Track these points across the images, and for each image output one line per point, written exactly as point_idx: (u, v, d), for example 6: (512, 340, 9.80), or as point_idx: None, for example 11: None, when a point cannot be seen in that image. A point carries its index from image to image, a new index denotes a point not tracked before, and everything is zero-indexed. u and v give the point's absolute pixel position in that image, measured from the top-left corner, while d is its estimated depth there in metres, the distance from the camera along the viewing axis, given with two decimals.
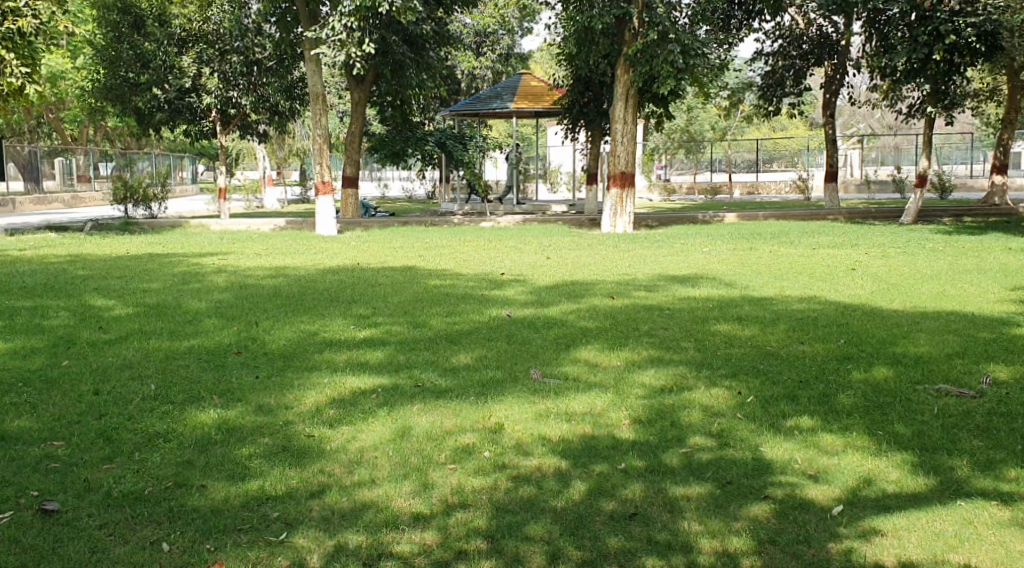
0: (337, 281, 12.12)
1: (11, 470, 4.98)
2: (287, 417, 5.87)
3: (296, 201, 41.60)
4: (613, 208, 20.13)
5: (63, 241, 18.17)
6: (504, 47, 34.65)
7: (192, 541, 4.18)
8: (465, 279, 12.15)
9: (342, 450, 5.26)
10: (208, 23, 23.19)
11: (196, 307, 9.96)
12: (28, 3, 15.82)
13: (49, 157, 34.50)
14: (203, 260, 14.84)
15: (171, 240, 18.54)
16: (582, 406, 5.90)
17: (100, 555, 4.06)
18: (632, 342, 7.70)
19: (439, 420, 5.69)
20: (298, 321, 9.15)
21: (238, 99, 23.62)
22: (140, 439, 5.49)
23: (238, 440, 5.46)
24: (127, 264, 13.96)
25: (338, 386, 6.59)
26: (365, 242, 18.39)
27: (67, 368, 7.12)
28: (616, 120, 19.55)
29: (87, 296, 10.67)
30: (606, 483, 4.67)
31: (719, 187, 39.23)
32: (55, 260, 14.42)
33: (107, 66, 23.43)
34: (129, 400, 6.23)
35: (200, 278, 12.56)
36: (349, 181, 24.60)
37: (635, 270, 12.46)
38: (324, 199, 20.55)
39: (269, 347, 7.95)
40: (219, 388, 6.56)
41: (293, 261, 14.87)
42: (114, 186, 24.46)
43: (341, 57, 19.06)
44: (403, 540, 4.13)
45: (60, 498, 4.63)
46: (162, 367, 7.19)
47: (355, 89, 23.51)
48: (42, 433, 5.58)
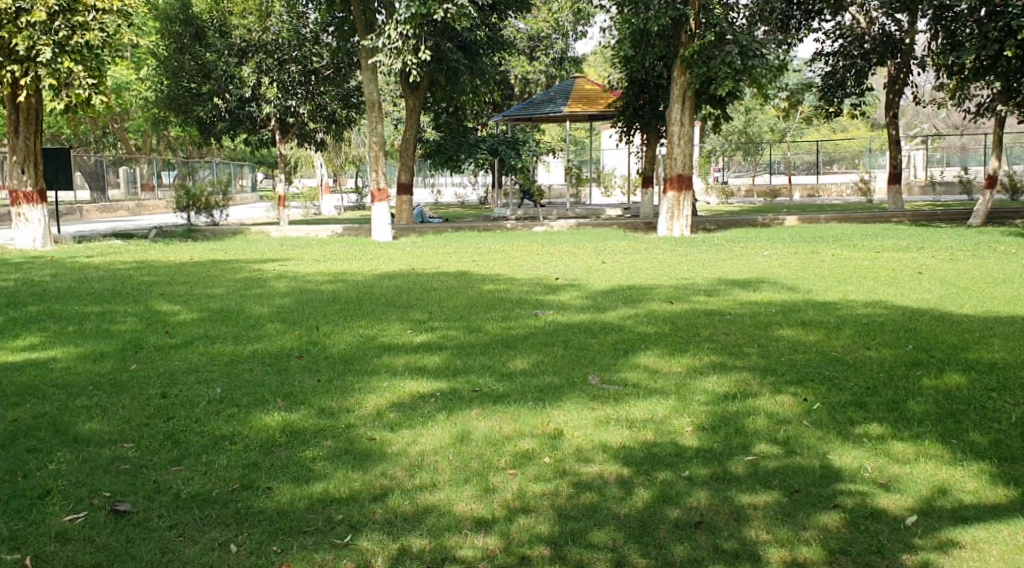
0: (394, 286, 12.28)
1: (84, 472, 5.14)
2: (349, 421, 5.95)
3: (353, 208, 42.23)
4: (669, 211, 19.77)
5: (130, 248, 18.56)
6: (558, 51, 34.52)
7: (259, 543, 4.28)
8: (520, 284, 12.21)
9: (404, 454, 5.31)
10: (267, 33, 23.67)
11: (259, 312, 10.14)
12: (96, 17, 16.58)
13: (114, 166, 35.26)
14: (264, 265, 15.19)
15: (233, 246, 18.89)
16: (644, 412, 5.85)
17: (172, 555, 4.20)
18: (693, 347, 7.62)
19: (499, 425, 5.69)
20: (356, 326, 9.25)
21: (297, 107, 24.00)
22: (207, 442, 5.60)
23: (303, 443, 5.55)
24: (192, 270, 14.25)
25: (397, 391, 6.64)
26: (419, 247, 18.54)
27: (136, 371, 7.31)
28: (672, 122, 19.41)
29: (153, 301, 10.93)
30: (670, 490, 4.62)
31: (778, 191, 38.88)
32: (124, 267, 14.75)
33: (169, 77, 24.12)
34: (196, 403, 6.38)
35: (262, 283, 12.74)
36: (403, 187, 24.86)
37: (694, 275, 12.33)
38: (379, 206, 20.79)
39: (330, 351, 8.07)
40: (281, 391, 6.66)
41: (350, 266, 14.97)
42: (176, 194, 24.92)
43: (398, 65, 19.31)
44: (466, 545, 4.14)
45: (130, 499, 4.79)
46: (228, 370, 7.35)
47: (410, 97, 23.76)
48: (113, 435, 5.74)
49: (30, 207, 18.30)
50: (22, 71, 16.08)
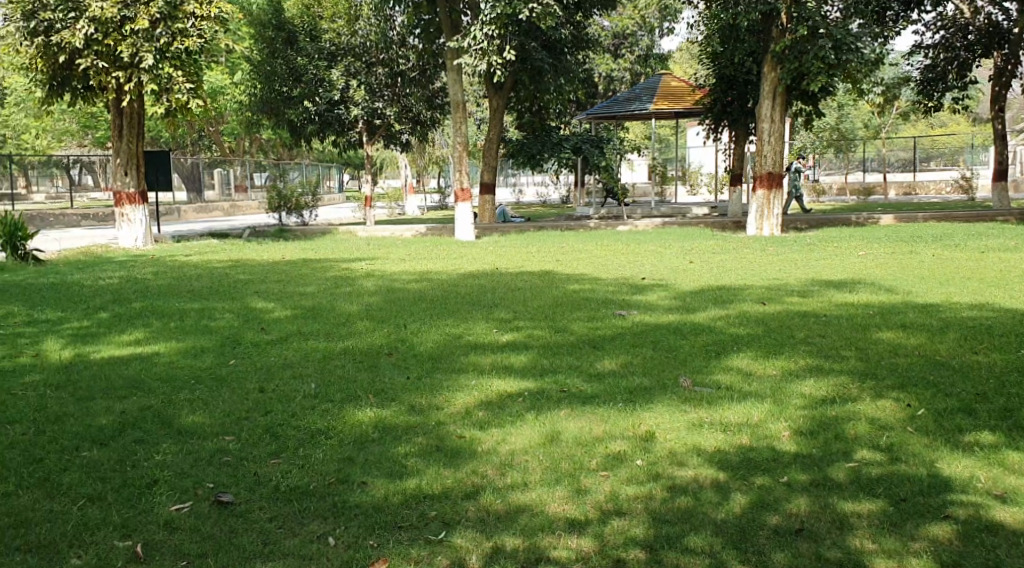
0: (480, 285, 12.37)
1: (188, 463, 5.35)
2: (439, 418, 6.01)
3: (437, 208, 42.68)
4: (759, 211, 19.48)
5: (226, 247, 19.13)
6: (643, 48, 34.21)
7: (356, 537, 4.41)
8: (606, 284, 12.16)
9: (495, 452, 5.34)
10: (356, 37, 24.38)
11: (349, 309, 10.33)
12: (195, 24, 17.12)
13: (209, 169, 36.40)
14: (353, 264, 15.46)
15: (323, 246, 19.23)
16: (738, 415, 5.75)
17: (273, 547, 4.36)
18: (788, 350, 7.46)
19: (589, 426, 5.67)
20: (443, 324, 9.34)
21: (384, 110, 24.34)
22: (303, 436, 5.74)
23: (395, 439, 5.63)
24: (284, 268, 14.61)
25: (485, 389, 6.68)
26: (504, 247, 18.62)
27: (234, 366, 7.53)
28: (762, 119, 19.03)
29: (248, 298, 11.24)
30: (769, 496, 4.53)
31: (873, 188, 37.94)
32: (220, 266, 15.22)
33: (264, 81, 24.56)
34: (292, 398, 6.53)
35: (351, 282, 12.99)
36: (486, 188, 24.98)
37: (787, 275, 12.08)
38: (462, 205, 21.12)
39: (419, 348, 8.16)
40: (373, 388, 6.76)
41: (436, 266, 15.13)
42: (268, 195, 25.59)
43: (483, 66, 19.42)
44: (560, 546, 4.14)
45: (233, 491, 4.98)
46: (320, 366, 7.50)
47: (494, 97, 23.85)
48: (215, 428, 5.93)
49: (133, 208, 19.02)
50: (126, 78, 16.80)
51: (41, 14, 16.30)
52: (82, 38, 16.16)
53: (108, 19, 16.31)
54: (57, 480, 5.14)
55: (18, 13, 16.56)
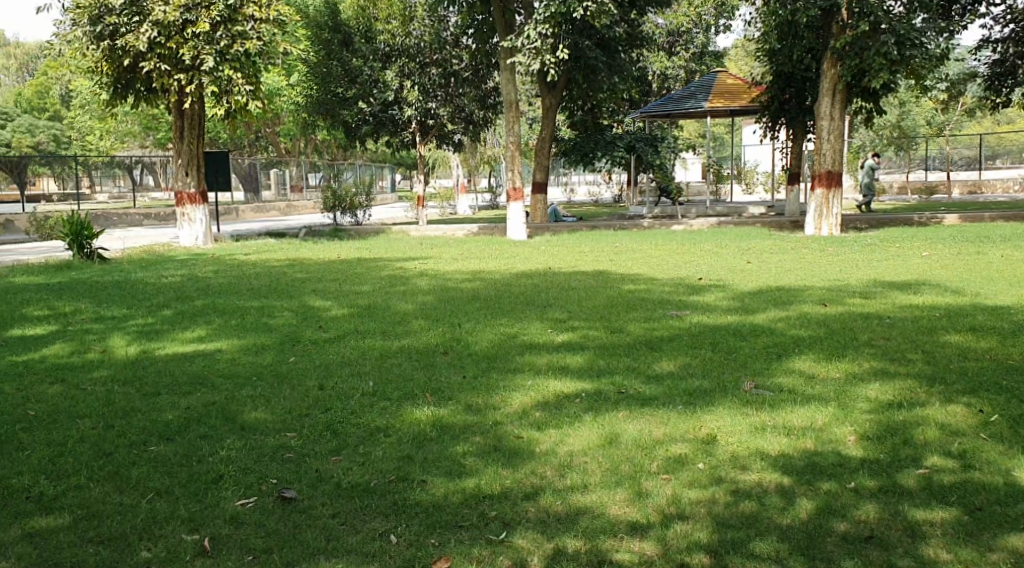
0: (534, 285, 12.37)
1: (252, 458, 5.43)
2: (496, 418, 6.02)
3: (488, 207, 42.76)
4: (817, 210, 19.18)
5: (283, 246, 19.40)
6: (698, 45, 33.88)
7: (418, 535, 4.44)
8: (662, 284, 12.08)
9: (554, 453, 5.33)
10: (411, 38, 24.51)
11: (404, 308, 10.39)
12: (254, 26, 17.42)
13: (266, 169, 36.96)
14: (407, 263, 15.57)
15: (377, 246, 19.33)
16: (802, 419, 5.66)
17: (336, 543, 4.41)
18: (852, 352, 7.32)
19: (649, 428, 5.63)
20: (498, 323, 9.36)
21: (437, 110, 24.70)
22: (362, 434, 5.79)
23: (453, 438, 5.66)
24: (340, 267, 14.77)
25: (542, 390, 6.67)
26: (557, 246, 18.58)
27: (294, 363, 7.63)
28: (821, 117, 18.75)
29: (306, 297, 11.37)
30: (837, 502, 4.45)
31: (935, 187, 37.19)
32: (277, 264, 15.44)
33: (319, 82, 24.87)
34: (351, 395, 6.60)
35: (406, 281, 13.08)
36: (538, 187, 25.00)
37: (848, 276, 11.88)
38: (514, 205, 21.14)
39: (474, 347, 8.18)
40: (430, 386, 6.80)
41: (489, 265, 15.16)
42: (323, 195, 25.92)
43: (536, 64, 19.42)
44: (623, 549, 4.12)
45: (296, 487, 5.05)
46: (377, 364, 7.56)
47: (546, 95, 23.80)
48: (276, 424, 6.01)
49: (193, 208, 19.37)
50: (187, 80, 17.16)
51: (106, 18, 16.68)
52: (146, 42, 16.50)
53: (171, 23, 16.61)
54: (127, 474, 5.25)
55: (84, 17, 16.94)
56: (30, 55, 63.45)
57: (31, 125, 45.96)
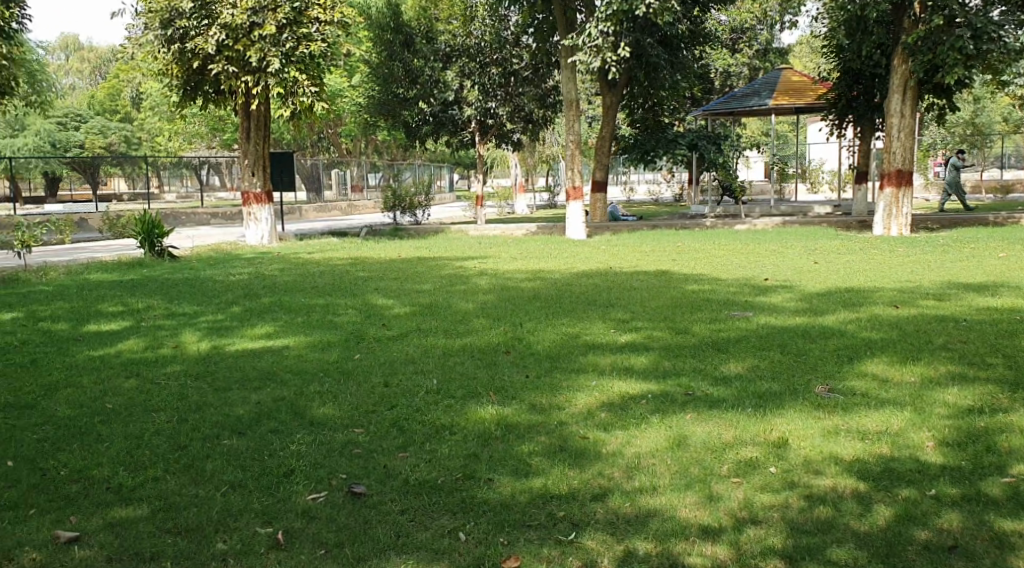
0: (595, 284, 12.33)
1: (321, 453, 5.50)
2: (561, 418, 6.01)
3: (547, 206, 42.71)
4: (887, 210, 18.78)
5: (344, 245, 19.63)
6: (762, 42, 33.35)
7: (486, 533, 4.46)
8: (726, 284, 11.94)
9: (621, 454, 5.30)
10: (471, 37, 24.63)
11: (465, 307, 10.44)
12: (319, 28, 17.71)
13: (327, 169, 37.43)
14: (467, 263, 15.64)
15: (437, 245, 19.41)
16: (876, 424, 5.55)
17: (406, 539, 4.45)
18: (927, 356, 7.14)
19: (718, 431, 5.56)
20: (560, 323, 9.34)
21: (497, 109, 24.76)
22: (428, 431, 5.83)
23: (518, 437, 5.66)
24: (401, 266, 14.90)
25: (607, 390, 6.64)
26: (618, 246, 18.48)
27: (359, 360, 7.72)
28: (892, 113, 18.34)
29: (369, 295, 11.50)
30: (916, 509, 4.35)
31: (1010, 186, 36.16)
32: (339, 263, 15.62)
33: (381, 83, 25.17)
34: (414, 393, 6.65)
35: (466, 280, 13.14)
36: (598, 185, 24.88)
37: (920, 278, 11.60)
38: (575, 204, 21.09)
39: (536, 347, 8.17)
40: (494, 385, 6.82)
41: (550, 265, 15.15)
42: (384, 195, 26.18)
43: (597, 62, 19.28)
44: (694, 552, 4.09)
45: (365, 482, 5.10)
46: (440, 362, 7.60)
47: (607, 93, 23.64)
48: (343, 420, 6.09)
49: (259, 207, 19.72)
50: (255, 82, 17.44)
51: (176, 22, 17.06)
52: (214, 45, 16.87)
53: (238, 25, 16.91)
54: (200, 467, 5.36)
55: (155, 21, 17.33)
56: (102, 58, 65.30)
57: (104, 127, 47.27)
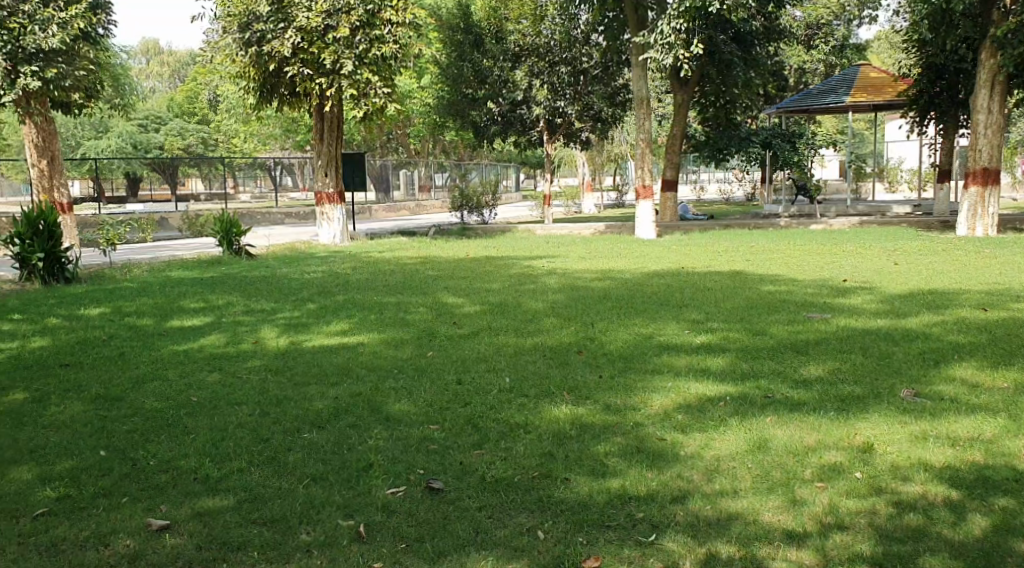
0: (666, 284, 12.23)
1: (398, 449, 5.57)
2: (637, 419, 5.97)
3: (614, 206, 42.50)
4: (971, 209, 18.23)
5: (413, 244, 19.82)
6: (839, 38, 32.52)
7: (565, 532, 4.46)
8: (802, 285, 11.73)
9: (699, 456, 5.25)
10: (541, 37, 24.45)
11: (536, 307, 10.45)
12: (392, 30, 17.84)
13: (396, 170, 37.83)
14: (536, 262, 15.65)
15: (506, 245, 19.47)
16: (966, 430, 5.39)
17: (485, 536, 4.48)
18: (1018, 361, 6.91)
19: (800, 435, 5.47)
20: (632, 324, 9.29)
21: (566, 108, 24.74)
22: (503, 429, 5.85)
23: (594, 437, 5.65)
24: (470, 265, 14.99)
25: (682, 392, 6.58)
26: (688, 246, 18.29)
27: (432, 358, 7.79)
28: (977, 109, 17.80)
29: (439, 294, 11.59)
30: (1012, 520, 4.22)
31: None
32: (409, 262, 15.78)
33: (451, 84, 25.48)
34: (488, 391, 6.69)
35: (535, 279, 13.15)
36: (668, 185, 24.63)
37: (1008, 280, 11.23)
38: (643, 204, 20.93)
39: (609, 347, 8.14)
40: (568, 385, 6.82)
41: (620, 264, 15.07)
42: (452, 195, 26.38)
43: (669, 60, 18.96)
44: (779, 558, 4.04)
45: (442, 478, 5.15)
46: (513, 361, 7.63)
47: (678, 92, 23.35)
48: (419, 416, 6.15)
49: (332, 206, 19.96)
50: (328, 84, 17.68)
51: (253, 26, 17.40)
52: (289, 47, 17.18)
53: (313, 28, 17.28)
54: (282, 460, 5.48)
55: (233, 24, 17.70)
56: (181, 62, 67.42)
57: (182, 128, 48.64)
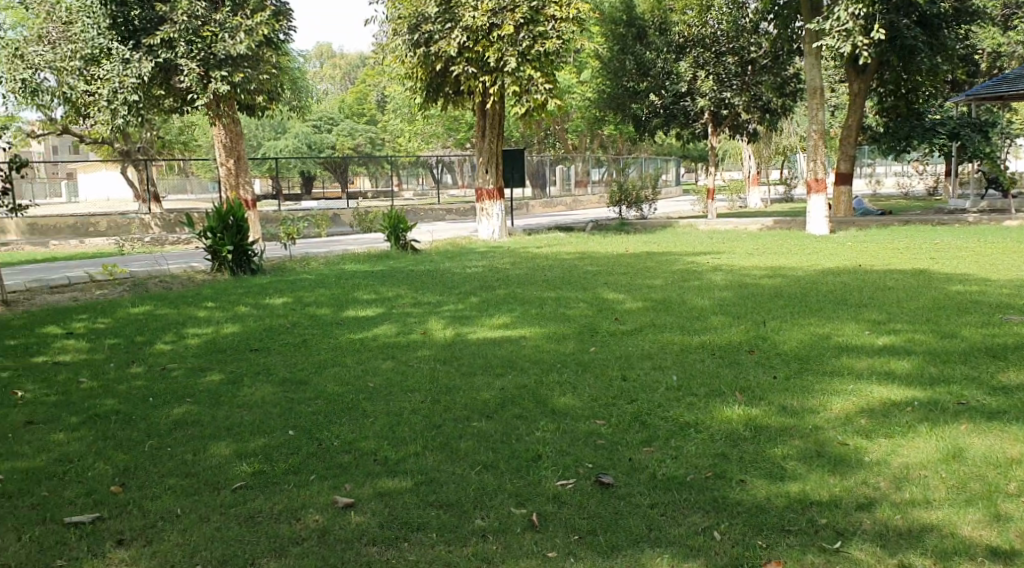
0: (840, 283, 11.71)
1: (566, 442, 5.57)
2: (815, 422, 5.73)
3: (781, 201, 41.01)
4: None
5: (572, 240, 19.80)
6: None
7: (743, 534, 4.36)
8: (996, 285, 10.96)
9: (886, 463, 4.99)
10: (707, 27, 24.11)
11: (701, 304, 10.24)
12: (555, 26, 17.75)
13: (553, 165, 37.93)
14: (699, 258, 15.31)
15: (666, 240, 19.14)
16: None
17: (659, 533, 4.42)
18: None
19: (999, 445, 5.12)
20: (806, 323, 8.93)
21: (732, 99, 23.59)
22: (672, 427, 5.75)
23: (769, 439, 5.46)
24: (630, 261, 14.85)
25: (864, 395, 6.26)
26: (864, 243, 17.44)
27: (596, 353, 7.75)
28: None
29: (601, 289, 11.53)
30: None
31: None
32: (569, 257, 15.79)
33: (613, 77, 25.34)
34: (655, 388, 6.59)
35: (699, 275, 12.87)
36: (843, 178, 23.44)
37: None
38: (818, 197, 20.00)
39: (782, 347, 7.86)
40: (739, 384, 6.63)
41: (789, 261, 14.53)
42: (610, 190, 26.18)
43: (846, 47, 18.12)
44: None
45: (613, 472, 5.12)
46: (680, 358, 7.49)
47: (855, 81, 22.52)
48: (586, 411, 6.13)
49: (491, 203, 20.31)
50: (491, 82, 18.02)
51: (422, 27, 17.91)
52: (456, 47, 17.56)
53: (479, 27, 17.55)
54: (453, 446, 5.59)
55: (404, 26, 18.31)
56: (351, 65, 70.21)
57: (351, 128, 50.60)
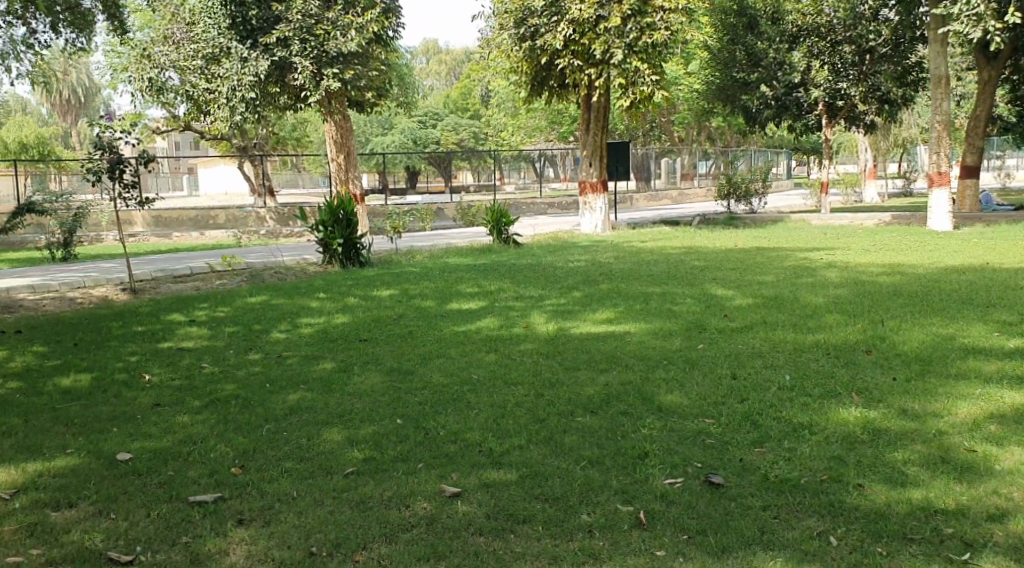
0: (964, 280, 11.17)
1: (673, 440, 5.47)
2: (939, 426, 5.47)
3: (899, 195, 39.48)
4: None
5: (678, 234, 19.48)
6: None
7: (862, 540, 4.20)
8: None
9: (1018, 472, 4.73)
10: (823, 15, 23.11)
11: (815, 301, 9.93)
12: (664, 17, 17.33)
13: (658, 158, 37.46)
14: (811, 254, 14.85)
15: (776, 235, 18.63)
16: None
17: (772, 536, 4.30)
18: None
19: None
20: (928, 323, 8.55)
21: (847, 90, 23.18)
22: (785, 428, 5.58)
23: (889, 443, 5.24)
24: (739, 256, 14.51)
25: (993, 400, 5.95)
26: (990, 239, 16.58)
27: (705, 351, 7.60)
28: None
29: (709, 285, 11.32)
30: None
31: None
32: (676, 252, 15.56)
33: (722, 67, 24.98)
34: (766, 388, 6.41)
35: (812, 272, 12.49)
36: (969, 171, 22.39)
37: None
38: (937, 192, 19.31)
39: (902, 347, 7.54)
40: (856, 385, 6.39)
41: (908, 258, 13.95)
42: (718, 184, 25.64)
43: (976, 32, 17.17)
44: None
45: (722, 472, 4.99)
46: (793, 358, 7.27)
47: (985, 68, 21.47)
48: (694, 409, 6.01)
49: (595, 196, 20.12)
50: (597, 74, 17.92)
51: (528, 20, 18.00)
52: (562, 39, 17.55)
53: (585, 20, 17.38)
54: (558, 440, 5.56)
55: (510, 20, 18.37)
56: (457, 60, 70.98)
57: (456, 124, 51.21)
